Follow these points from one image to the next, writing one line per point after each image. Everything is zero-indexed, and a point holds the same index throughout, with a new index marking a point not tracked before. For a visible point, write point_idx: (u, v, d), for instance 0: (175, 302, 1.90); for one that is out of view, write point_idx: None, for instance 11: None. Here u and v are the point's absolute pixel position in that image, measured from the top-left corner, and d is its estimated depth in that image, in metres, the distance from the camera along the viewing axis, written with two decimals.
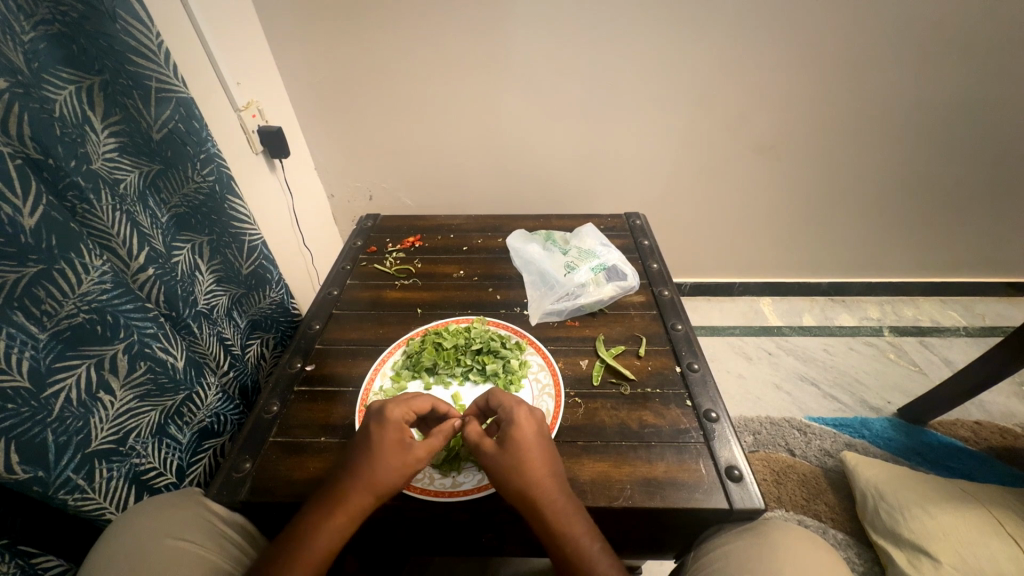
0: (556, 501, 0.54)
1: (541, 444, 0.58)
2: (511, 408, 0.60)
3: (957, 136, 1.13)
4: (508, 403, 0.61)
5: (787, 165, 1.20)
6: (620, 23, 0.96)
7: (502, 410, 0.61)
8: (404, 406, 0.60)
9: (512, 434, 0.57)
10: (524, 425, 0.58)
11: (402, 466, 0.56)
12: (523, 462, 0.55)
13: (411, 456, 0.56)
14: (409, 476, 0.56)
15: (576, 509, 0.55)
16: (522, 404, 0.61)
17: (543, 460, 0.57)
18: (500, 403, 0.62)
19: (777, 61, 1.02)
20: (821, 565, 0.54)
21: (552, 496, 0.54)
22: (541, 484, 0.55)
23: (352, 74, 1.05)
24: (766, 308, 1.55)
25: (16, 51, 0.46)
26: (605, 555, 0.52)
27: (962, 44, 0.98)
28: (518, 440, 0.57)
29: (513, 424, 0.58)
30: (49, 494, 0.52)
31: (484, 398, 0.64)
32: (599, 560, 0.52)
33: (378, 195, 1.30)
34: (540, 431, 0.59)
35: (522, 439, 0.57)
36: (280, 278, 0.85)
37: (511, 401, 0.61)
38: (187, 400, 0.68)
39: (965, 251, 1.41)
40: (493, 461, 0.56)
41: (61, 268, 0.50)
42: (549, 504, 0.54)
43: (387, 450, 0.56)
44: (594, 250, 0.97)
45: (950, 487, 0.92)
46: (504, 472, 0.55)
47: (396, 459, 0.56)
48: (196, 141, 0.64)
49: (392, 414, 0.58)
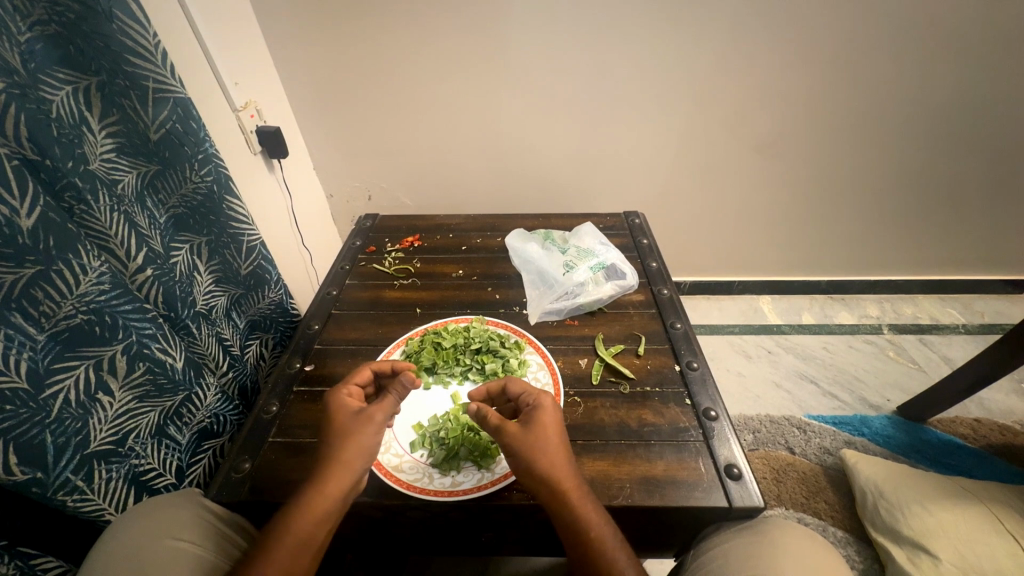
0: (576, 487, 0.54)
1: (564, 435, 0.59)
2: (536, 395, 0.61)
3: (956, 133, 1.13)
4: (530, 392, 0.62)
5: (786, 163, 1.20)
6: (617, 23, 0.96)
7: (525, 398, 0.62)
8: (348, 382, 0.63)
9: (537, 418, 0.58)
10: (545, 413, 0.59)
11: (365, 427, 0.57)
12: (548, 446, 0.56)
13: (372, 418, 0.58)
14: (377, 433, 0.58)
15: (595, 501, 0.55)
16: (545, 393, 0.62)
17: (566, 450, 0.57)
18: (521, 390, 0.62)
19: (776, 59, 1.01)
20: (820, 563, 0.54)
21: (570, 484, 0.54)
22: (564, 472, 0.55)
23: (350, 74, 1.05)
24: (766, 306, 1.55)
25: (12, 52, 0.46)
26: (622, 550, 0.52)
27: (959, 42, 0.98)
28: (543, 424, 0.57)
29: (539, 410, 0.59)
30: (48, 495, 0.52)
31: (500, 385, 0.64)
32: (617, 551, 0.51)
33: (377, 195, 1.30)
34: (560, 422, 0.59)
35: (547, 425, 0.58)
36: (279, 278, 0.85)
37: (532, 389, 0.62)
38: (186, 401, 0.68)
39: (964, 248, 1.41)
40: (519, 442, 0.56)
41: (59, 268, 0.50)
42: (570, 490, 0.54)
43: (347, 418, 0.58)
44: (592, 248, 0.97)
45: (949, 484, 0.92)
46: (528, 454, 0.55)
47: (358, 424, 0.58)
48: (194, 142, 0.64)
49: (339, 390, 0.61)
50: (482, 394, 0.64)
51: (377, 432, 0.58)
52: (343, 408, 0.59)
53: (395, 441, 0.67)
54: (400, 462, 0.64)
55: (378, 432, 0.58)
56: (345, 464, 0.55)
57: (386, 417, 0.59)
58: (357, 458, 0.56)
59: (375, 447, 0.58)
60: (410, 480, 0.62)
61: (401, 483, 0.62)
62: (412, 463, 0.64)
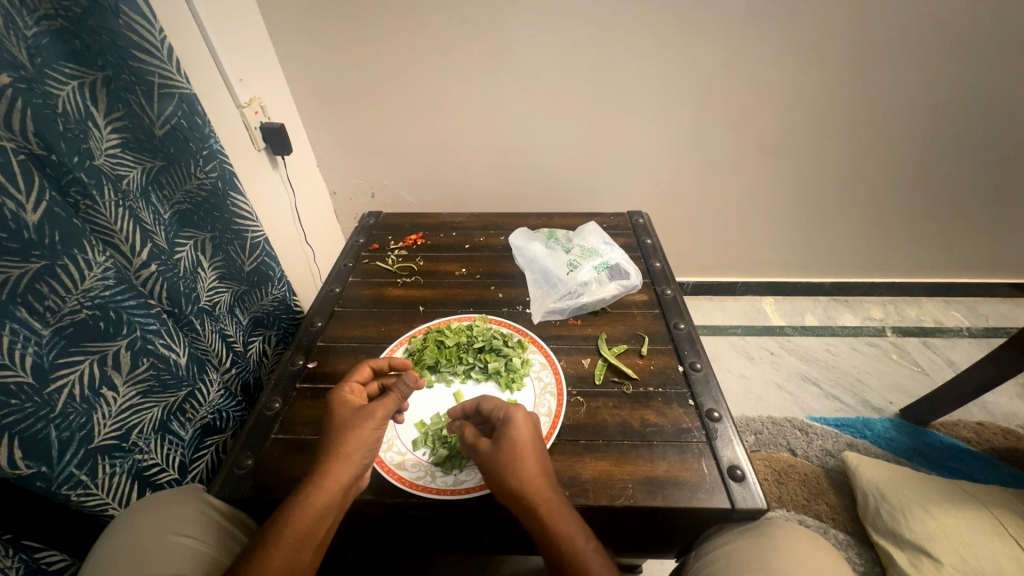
0: (549, 501, 0.54)
1: (537, 447, 0.58)
2: (506, 410, 0.60)
3: (963, 135, 1.13)
4: (499, 407, 0.62)
5: (791, 164, 1.20)
6: (624, 21, 0.96)
7: (497, 413, 0.61)
8: (350, 380, 0.64)
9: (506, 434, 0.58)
10: (517, 427, 0.58)
11: (366, 421, 0.58)
12: (517, 461, 0.56)
13: (372, 413, 0.58)
14: (377, 427, 0.58)
15: (572, 513, 0.54)
16: (517, 406, 0.61)
17: (538, 462, 0.57)
18: (493, 406, 0.62)
19: (782, 59, 1.01)
20: (822, 566, 0.54)
21: (544, 495, 0.54)
22: (535, 487, 0.54)
23: (355, 71, 1.05)
24: (768, 307, 1.54)
25: (19, 46, 0.46)
26: (598, 556, 0.52)
27: (968, 43, 0.97)
28: (511, 439, 0.57)
29: (508, 425, 0.59)
30: (52, 489, 0.52)
31: (474, 402, 0.64)
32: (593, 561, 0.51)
33: (380, 192, 1.30)
34: (534, 434, 0.59)
35: (517, 438, 0.57)
36: (283, 275, 0.85)
37: (503, 404, 0.62)
38: (190, 397, 0.68)
39: (969, 251, 1.40)
40: (489, 460, 0.57)
41: (64, 263, 0.50)
42: (543, 505, 0.53)
43: (347, 413, 0.59)
44: (596, 248, 0.97)
45: (951, 487, 0.92)
46: (499, 471, 0.55)
47: (357, 417, 0.58)
48: (199, 138, 0.64)
49: (341, 388, 0.62)
50: (458, 412, 0.64)
51: (378, 428, 0.58)
52: (343, 405, 0.60)
53: (397, 439, 0.67)
54: (402, 460, 0.64)
55: (379, 424, 0.58)
56: (344, 457, 0.56)
57: (389, 412, 0.59)
58: (357, 452, 0.56)
59: (376, 442, 0.58)
60: (412, 478, 0.62)
61: (403, 481, 0.62)
62: (414, 461, 0.64)
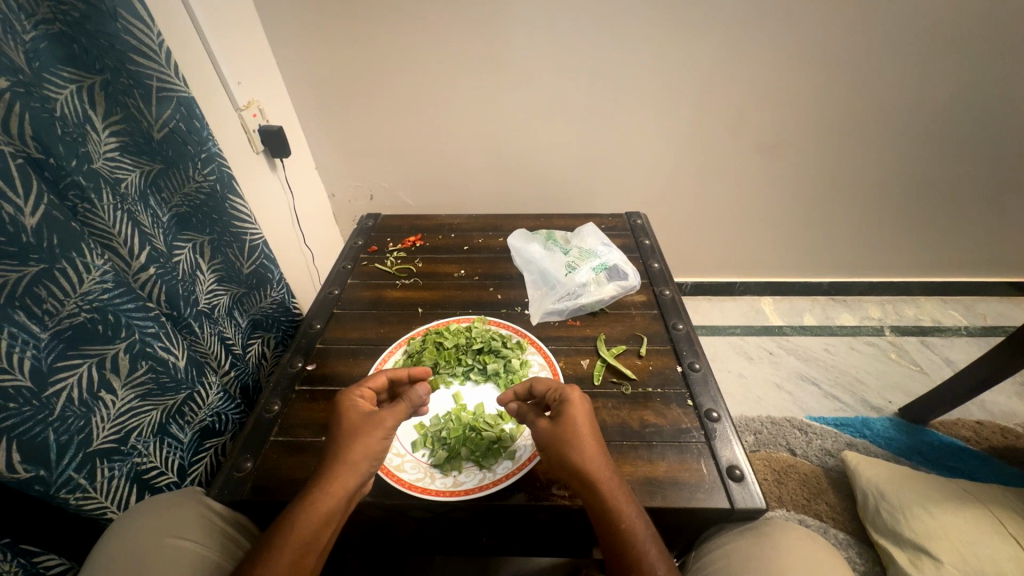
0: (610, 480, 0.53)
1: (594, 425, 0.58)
2: (562, 392, 0.61)
3: (959, 135, 1.13)
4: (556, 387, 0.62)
5: (788, 164, 1.20)
6: (621, 23, 0.96)
7: (552, 394, 0.62)
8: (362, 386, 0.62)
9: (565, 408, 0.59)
10: (574, 408, 0.59)
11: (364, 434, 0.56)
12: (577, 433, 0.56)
13: (380, 422, 0.57)
14: (381, 442, 0.57)
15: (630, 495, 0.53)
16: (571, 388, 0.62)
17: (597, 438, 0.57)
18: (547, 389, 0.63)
19: (778, 60, 1.01)
20: (822, 564, 0.54)
21: (605, 475, 0.54)
22: (595, 463, 0.54)
23: (352, 73, 1.05)
24: (767, 307, 1.54)
25: (17, 50, 0.46)
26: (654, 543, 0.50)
27: (963, 43, 0.98)
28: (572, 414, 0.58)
29: (566, 404, 0.59)
30: (51, 493, 0.52)
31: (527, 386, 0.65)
32: (648, 546, 0.50)
33: (379, 195, 1.30)
34: (590, 415, 0.59)
35: (576, 418, 0.58)
36: (281, 277, 0.85)
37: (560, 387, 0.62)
38: (188, 399, 0.68)
39: (967, 250, 1.41)
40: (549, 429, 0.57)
41: (63, 267, 0.50)
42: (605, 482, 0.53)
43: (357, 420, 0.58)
44: (595, 249, 0.97)
45: (950, 486, 0.92)
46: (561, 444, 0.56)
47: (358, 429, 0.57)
48: (197, 141, 0.64)
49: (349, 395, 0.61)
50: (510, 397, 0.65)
51: (385, 437, 0.57)
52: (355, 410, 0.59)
53: (397, 440, 0.66)
54: (401, 462, 0.64)
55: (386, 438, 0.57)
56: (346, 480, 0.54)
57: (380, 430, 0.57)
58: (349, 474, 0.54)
59: (381, 453, 0.57)
60: (411, 480, 0.62)
61: (403, 483, 0.61)
62: (414, 463, 0.64)
